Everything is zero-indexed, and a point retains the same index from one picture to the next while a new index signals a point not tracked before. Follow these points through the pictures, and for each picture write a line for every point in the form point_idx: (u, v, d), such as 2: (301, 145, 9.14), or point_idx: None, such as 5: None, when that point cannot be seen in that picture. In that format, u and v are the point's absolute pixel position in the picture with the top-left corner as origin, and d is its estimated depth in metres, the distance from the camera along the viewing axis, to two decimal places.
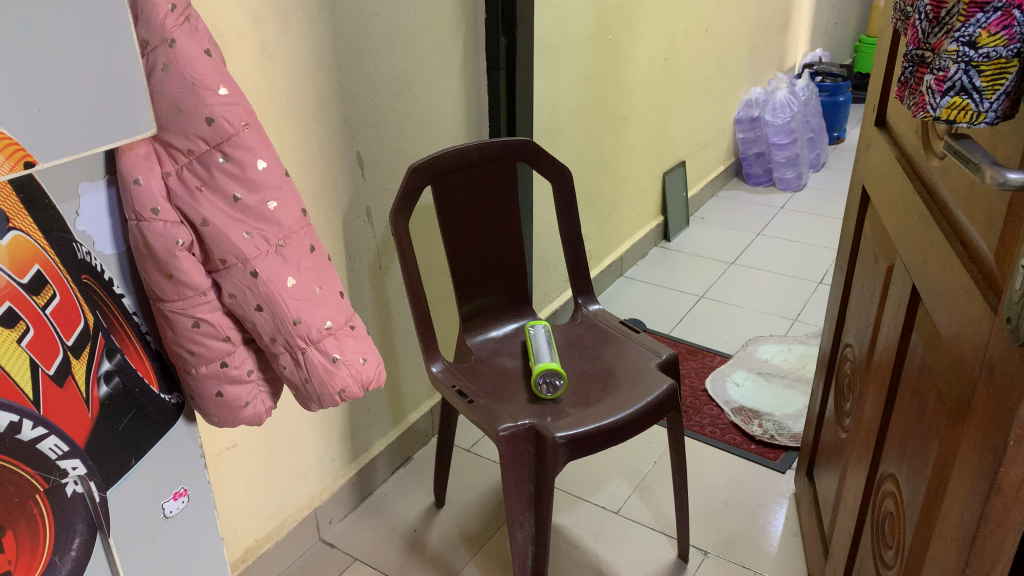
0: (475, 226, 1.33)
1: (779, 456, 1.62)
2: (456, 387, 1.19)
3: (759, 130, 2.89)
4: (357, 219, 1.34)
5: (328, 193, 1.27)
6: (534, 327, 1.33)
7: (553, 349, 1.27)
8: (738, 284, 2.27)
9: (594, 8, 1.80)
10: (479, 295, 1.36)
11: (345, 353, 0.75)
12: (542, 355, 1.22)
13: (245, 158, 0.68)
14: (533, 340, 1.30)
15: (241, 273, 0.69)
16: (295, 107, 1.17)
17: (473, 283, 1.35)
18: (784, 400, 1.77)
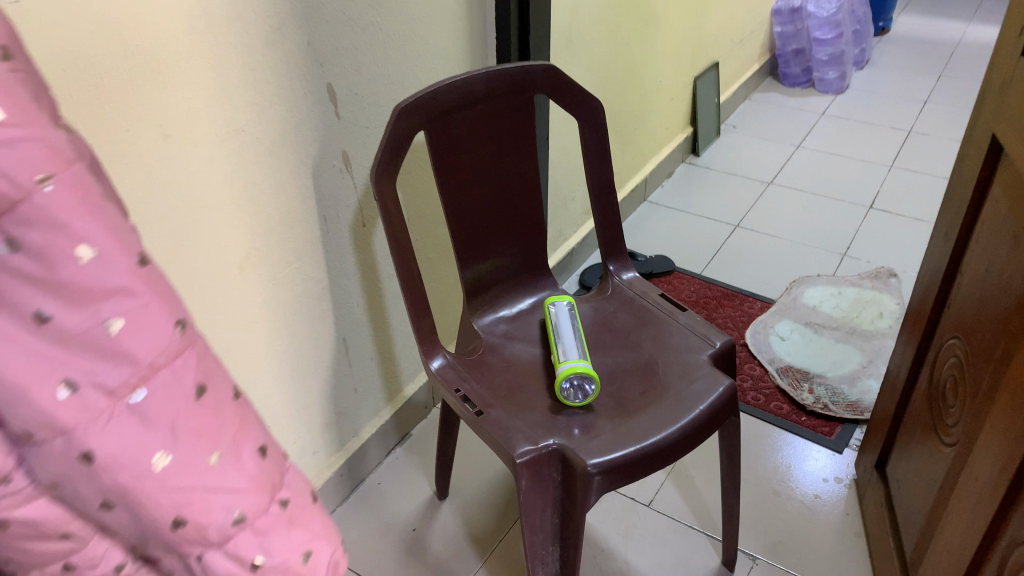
0: (484, 177, 1.05)
1: (834, 431, 1.40)
2: (462, 393, 0.95)
3: (800, 23, 2.54)
4: (333, 168, 1.06)
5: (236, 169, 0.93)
6: (554, 306, 1.08)
7: (580, 337, 1.02)
8: (777, 210, 2.00)
9: None
10: (488, 262, 1.10)
11: (270, 553, 0.53)
12: (567, 350, 0.98)
13: (53, 246, 0.40)
14: (553, 324, 1.06)
15: (65, 456, 0.43)
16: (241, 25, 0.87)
17: (481, 247, 1.08)
18: (836, 359, 1.54)
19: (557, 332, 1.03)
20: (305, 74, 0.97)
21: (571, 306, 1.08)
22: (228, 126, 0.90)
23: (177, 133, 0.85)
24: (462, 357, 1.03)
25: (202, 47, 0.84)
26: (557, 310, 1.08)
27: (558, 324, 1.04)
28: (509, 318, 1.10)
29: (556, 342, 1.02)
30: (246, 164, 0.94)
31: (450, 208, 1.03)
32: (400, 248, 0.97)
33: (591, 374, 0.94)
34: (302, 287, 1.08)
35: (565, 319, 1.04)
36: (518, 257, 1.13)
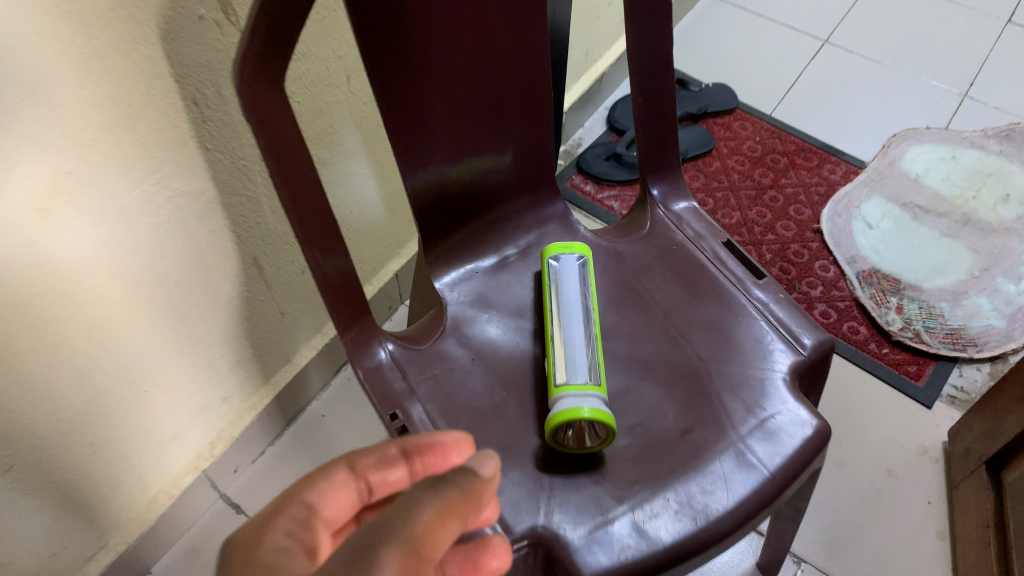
0: (462, 60, 0.61)
1: (924, 372, 1.06)
2: (403, 424, 0.61)
3: None
4: (201, 21, 0.62)
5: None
6: (556, 261, 0.70)
7: (593, 329, 0.65)
8: (881, 21, 1.50)
9: None
10: (461, 189, 0.69)
11: None
12: (571, 366, 0.61)
13: None
14: (551, 294, 0.68)
15: None
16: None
17: (451, 171, 0.67)
18: (938, 261, 1.16)
19: (558, 318, 0.65)
20: None
21: (585, 261, 0.70)
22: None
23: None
24: (412, 342, 0.67)
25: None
26: (561, 267, 0.69)
27: (559, 302, 0.66)
28: (490, 269, 0.73)
29: (554, 335, 0.65)
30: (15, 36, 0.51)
31: (393, 118, 0.60)
32: (295, 196, 0.57)
33: (609, 425, 0.59)
34: (171, 208, 0.70)
35: (574, 292, 0.67)
36: (509, 175, 0.72)
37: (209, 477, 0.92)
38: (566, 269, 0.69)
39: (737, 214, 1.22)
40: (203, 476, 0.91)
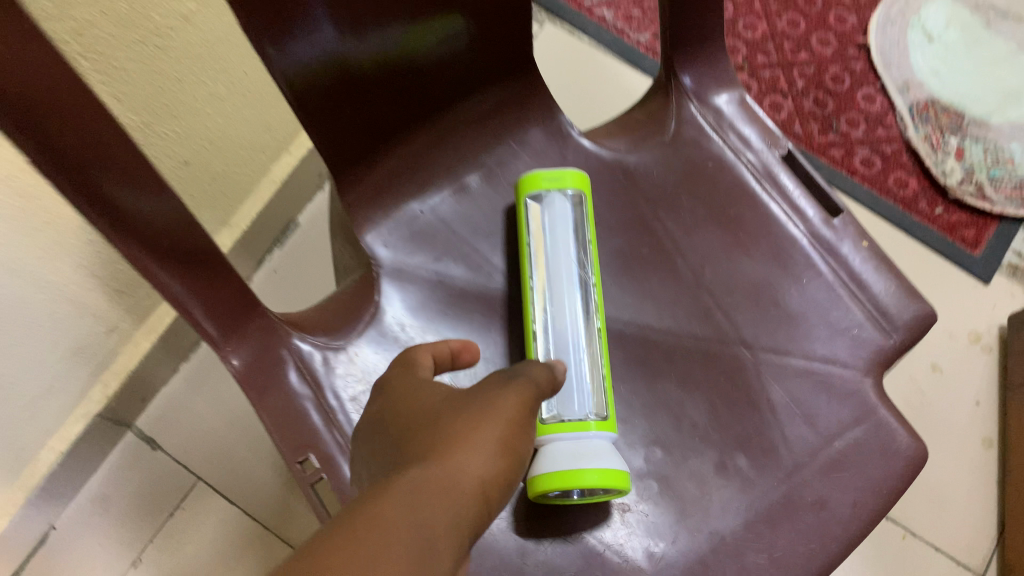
0: None
1: (984, 236, 0.86)
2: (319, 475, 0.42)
3: None
4: None
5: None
6: (537, 199, 0.47)
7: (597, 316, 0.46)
8: None
9: None
10: (394, 91, 0.44)
11: None
12: (570, 395, 0.43)
13: None
14: (530, 257, 0.46)
15: None
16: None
17: (371, 67, 0.42)
18: (1013, 85, 0.92)
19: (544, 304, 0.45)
20: None
21: (581, 201, 0.48)
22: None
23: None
24: (323, 333, 0.46)
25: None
26: (545, 210, 0.47)
27: (550, 277, 0.46)
28: (445, 201, 0.49)
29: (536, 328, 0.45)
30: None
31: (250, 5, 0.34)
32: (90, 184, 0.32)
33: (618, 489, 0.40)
34: None
35: (568, 259, 0.46)
36: (472, 56, 0.46)
37: (108, 417, 0.75)
38: (555, 217, 0.47)
39: (763, 24, 0.95)
40: (100, 419, 0.74)
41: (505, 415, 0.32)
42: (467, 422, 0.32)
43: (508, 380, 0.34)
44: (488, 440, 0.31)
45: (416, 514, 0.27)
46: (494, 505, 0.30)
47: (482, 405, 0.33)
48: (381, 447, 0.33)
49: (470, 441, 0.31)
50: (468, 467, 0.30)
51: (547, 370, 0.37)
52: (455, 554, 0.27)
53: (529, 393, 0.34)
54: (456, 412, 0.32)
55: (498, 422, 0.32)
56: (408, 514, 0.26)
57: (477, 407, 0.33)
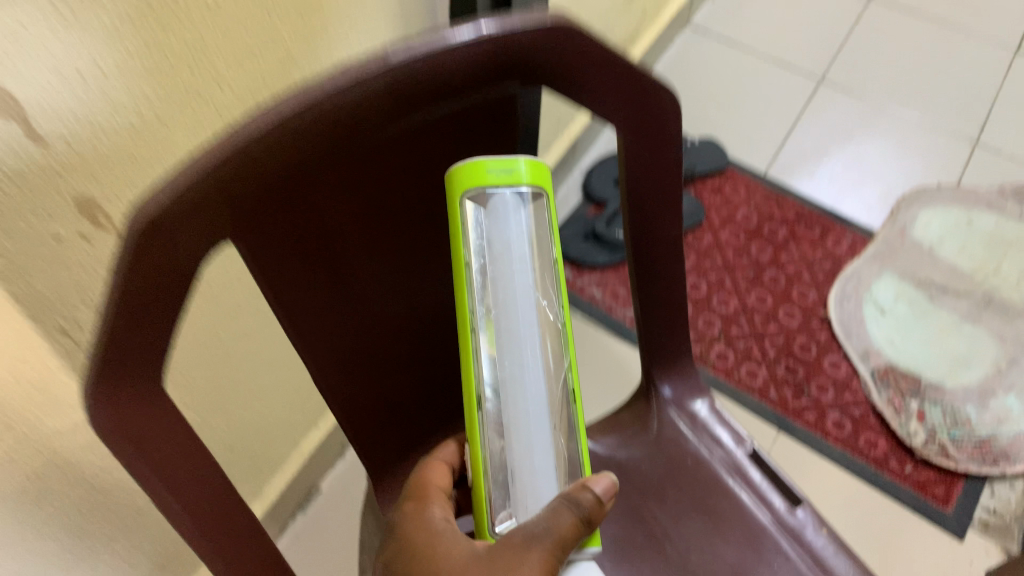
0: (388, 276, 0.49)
1: (953, 495, 0.93)
2: None
3: None
4: (57, 244, 0.47)
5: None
6: (478, 197, 0.41)
7: (568, 378, 0.42)
8: (881, 55, 1.38)
9: None
10: (419, 347, 0.54)
11: None
12: (534, 494, 0.40)
13: None
14: (474, 283, 0.40)
15: None
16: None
17: (390, 307, 0.50)
18: (961, 351, 1.04)
19: (497, 364, 0.40)
20: None
21: (544, 202, 0.42)
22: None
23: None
24: None
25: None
26: (496, 209, 0.40)
27: (506, 319, 0.40)
28: None
29: (488, 404, 0.40)
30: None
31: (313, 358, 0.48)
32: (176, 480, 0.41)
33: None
34: (45, 450, 0.54)
35: (528, 299, 0.40)
36: None
37: None
38: (510, 223, 0.41)
39: (733, 301, 1.10)
40: None
41: (539, 552, 0.36)
42: (497, 560, 0.36)
43: (544, 523, 0.36)
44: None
45: None
46: None
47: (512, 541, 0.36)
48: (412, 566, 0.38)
49: None
50: None
51: (583, 500, 0.37)
52: None
53: (562, 532, 0.36)
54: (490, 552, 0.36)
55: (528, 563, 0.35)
56: None
57: (506, 553, 0.36)
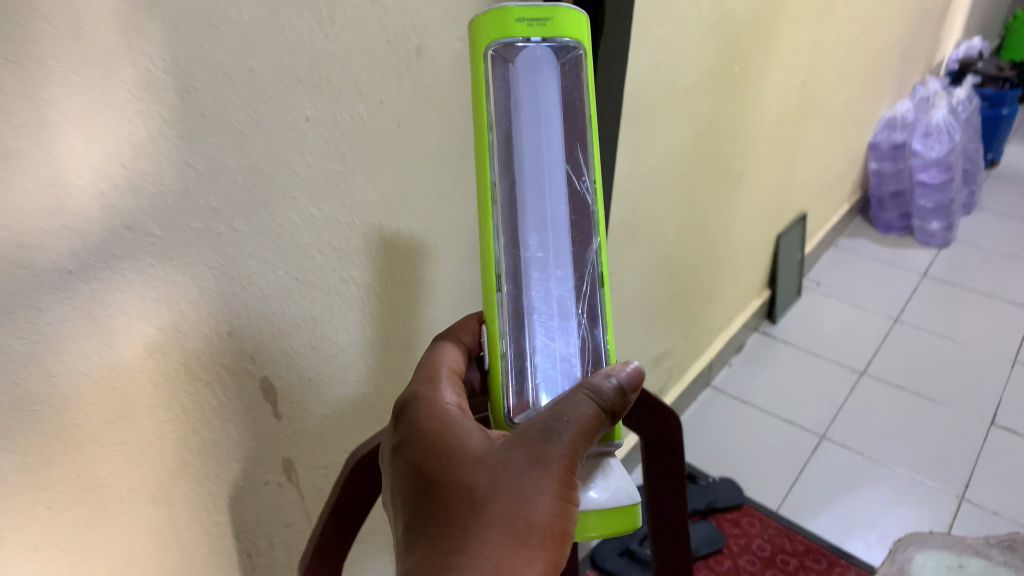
0: None
1: None
2: None
3: (902, 162, 2.21)
4: (266, 484, 0.72)
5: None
6: (501, 48, 0.50)
7: (595, 265, 0.53)
8: (874, 419, 1.63)
9: (720, 31, 1.14)
10: None
11: None
12: (547, 366, 0.52)
13: None
14: (493, 144, 0.51)
15: None
16: (98, 264, 0.51)
17: None
18: None
19: (513, 230, 0.52)
20: (234, 352, 0.63)
21: (580, 55, 0.51)
22: (85, 444, 0.55)
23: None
24: None
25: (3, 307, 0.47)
26: (516, 62, 0.51)
27: (523, 178, 0.52)
28: None
29: (504, 274, 0.52)
30: (105, 500, 0.59)
31: None
32: None
33: (621, 530, 0.51)
34: None
35: (552, 174, 0.52)
36: None
37: None
38: (538, 74, 0.51)
39: None
40: None
41: (565, 456, 0.47)
42: (533, 466, 0.46)
43: (568, 416, 0.47)
44: (551, 479, 0.46)
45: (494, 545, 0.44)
46: (562, 521, 0.46)
47: (542, 442, 0.46)
48: (439, 462, 0.48)
49: (542, 482, 0.46)
50: (538, 504, 0.46)
51: (605, 397, 0.49)
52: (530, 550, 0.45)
53: (587, 417, 0.47)
54: (518, 448, 0.47)
55: (558, 457, 0.46)
56: (489, 548, 0.44)
57: (540, 448, 0.46)
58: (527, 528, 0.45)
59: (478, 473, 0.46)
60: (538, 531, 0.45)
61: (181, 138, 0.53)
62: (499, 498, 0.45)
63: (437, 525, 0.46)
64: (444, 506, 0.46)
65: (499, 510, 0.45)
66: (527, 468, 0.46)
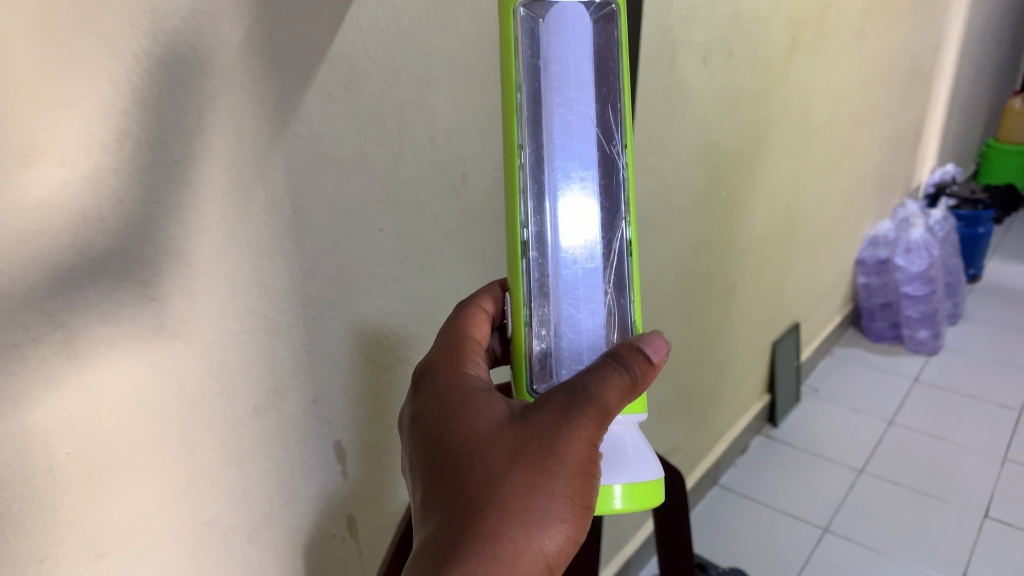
0: None
1: None
2: None
3: (888, 275, 2.38)
4: (333, 537, 0.84)
5: (20, 549, 0.58)
6: (531, 6, 0.53)
7: (625, 233, 0.58)
8: (873, 514, 1.72)
9: (708, 158, 1.34)
10: None
11: None
12: (567, 332, 0.59)
13: None
14: (522, 109, 0.54)
15: None
16: (224, 336, 0.67)
17: None
18: None
19: (541, 195, 0.56)
20: (315, 414, 0.78)
21: (614, 11, 0.54)
22: (199, 484, 0.69)
23: (111, 488, 0.62)
24: None
25: (155, 362, 0.63)
26: (550, 25, 0.54)
27: (552, 143, 0.55)
28: None
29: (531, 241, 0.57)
30: (210, 536, 0.72)
31: None
32: None
33: (645, 504, 0.58)
34: None
35: (583, 140, 0.55)
36: None
37: None
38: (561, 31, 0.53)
39: None
40: None
41: (583, 434, 0.55)
42: (553, 443, 0.55)
43: (588, 398, 0.55)
44: (574, 446, 0.55)
45: (516, 508, 0.55)
46: (578, 489, 0.56)
47: (565, 423, 0.55)
48: (473, 439, 0.58)
49: (561, 456, 0.55)
50: (556, 476, 0.55)
51: (623, 380, 0.56)
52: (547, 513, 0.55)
53: (607, 399, 0.56)
54: (544, 427, 0.56)
55: (581, 425, 0.55)
56: (511, 510, 0.55)
57: (562, 427, 0.55)
58: (549, 490, 0.55)
59: (510, 438, 0.57)
60: (556, 497, 0.55)
61: (290, 240, 0.70)
62: (526, 461, 0.56)
63: (471, 484, 0.56)
64: (477, 468, 0.56)
65: (522, 480, 0.55)
66: (552, 435, 0.55)
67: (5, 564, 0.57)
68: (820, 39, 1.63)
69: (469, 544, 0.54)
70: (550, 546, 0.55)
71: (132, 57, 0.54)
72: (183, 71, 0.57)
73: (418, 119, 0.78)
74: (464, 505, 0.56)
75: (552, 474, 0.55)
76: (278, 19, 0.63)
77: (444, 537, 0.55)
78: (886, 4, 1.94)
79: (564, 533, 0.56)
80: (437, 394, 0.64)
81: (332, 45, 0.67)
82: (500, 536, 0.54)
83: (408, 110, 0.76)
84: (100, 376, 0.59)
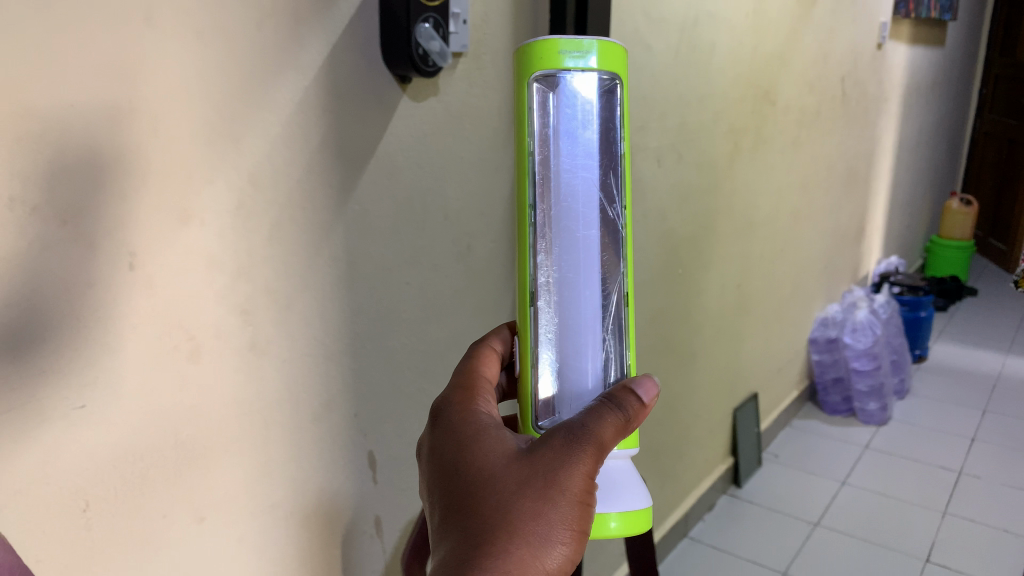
0: None
1: None
2: None
3: (837, 352, 2.63)
4: (364, 532, 1.05)
5: (154, 503, 0.78)
6: (544, 79, 0.67)
7: (622, 287, 0.72)
8: (827, 560, 1.91)
9: (666, 241, 1.60)
10: None
11: None
12: (570, 371, 0.72)
13: None
14: (535, 173, 0.69)
15: None
16: (294, 356, 0.90)
17: None
18: None
19: (548, 249, 0.70)
20: (354, 428, 1.00)
21: (617, 86, 0.68)
22: (270, 475, 0.90)
23: (212, 467, 0.83)
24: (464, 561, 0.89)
25: (249, 372, 0.85)
26: (560, 98, 0.68)
27: (559, 205, 0.69)
28: None
29: (538, 291, 0.71)
30: (276, 518, 0.92)
31: None
32: None
33: (635, 528, 0.69)
34: None
35: (592, 202, 0.69)
36: None
37: None
38: (568, 102, 0.67)
39: None
40: None
41: (581, 468, 0.64)
42: (557, 475, 0.63)
43: (586, 436, 0.64)
44: (574, 478, 0.63)
45: (523, 532, 0.62)
46: (576, 517, 0.64)
47: (566, 457, 0.64)
48: (483, 466, 0.66)
49: (562, 486, 0.63)
50: (557, 503, 0.63)
51: (616, 420, 0.65)
52: (549, 536, 0.62)
53: (600, 436, 0.64)
54: (548, 458, 0.64)
55: (580, 459, 0.64)
56: (519, 532, 0.62)
57: (564, 460, 0.64)
58: (552, 517, 0.63)
59: (519, 470, 0.64)
60: (558, 524, 0.63)
61: (342, 288, 0.93)
62: (532, 491, 0.63)
63: (482, 509, 0.63)
64: (489, 495, 0.63)
65: (529, 505, 0.62)
66: (556, 468, 0.63)
67: (145, 516, 0.78)
68: (760, 144, 1.93)
69: (482, 561, 0.60)
70: (552, 565, 0.62)
71: (250, 155, 0.80)
72: (281, 163, 0.83)
73: (435, 199, 1.03)
74: (475, 529, 0.62)
75: (554, 504, 0.63)
76: (344, 129, 0.89)
77: (457, 558, 0.61)
78: (819, 115, 2.27)
79: (564, 555, 0.63)
80: (449, 430, 0.71)
81: (379, 145, 0.93)
82: (508, 556, 0.61)
83: (429, 194, 1.02)
84: (211, 378, 0.81)
